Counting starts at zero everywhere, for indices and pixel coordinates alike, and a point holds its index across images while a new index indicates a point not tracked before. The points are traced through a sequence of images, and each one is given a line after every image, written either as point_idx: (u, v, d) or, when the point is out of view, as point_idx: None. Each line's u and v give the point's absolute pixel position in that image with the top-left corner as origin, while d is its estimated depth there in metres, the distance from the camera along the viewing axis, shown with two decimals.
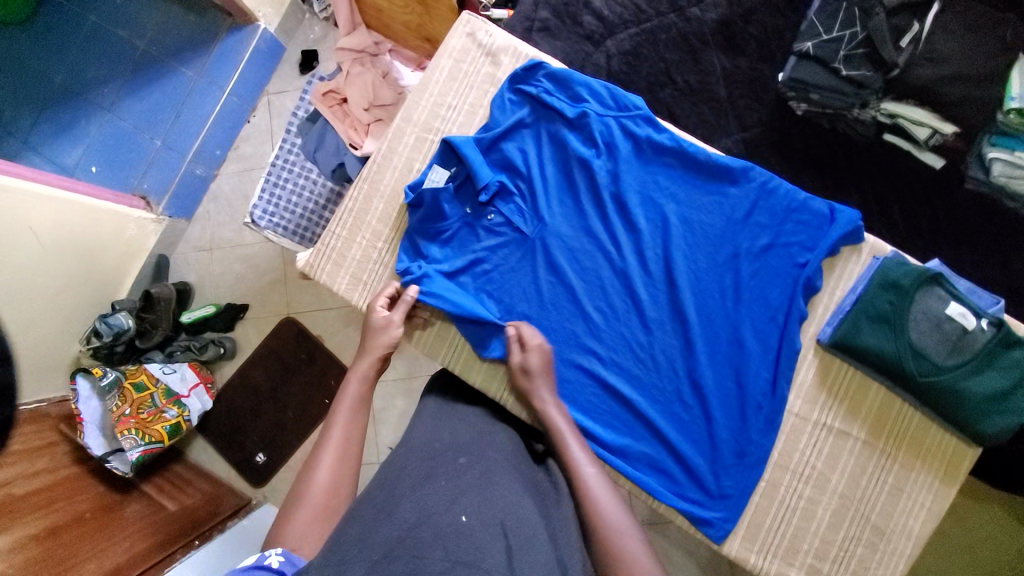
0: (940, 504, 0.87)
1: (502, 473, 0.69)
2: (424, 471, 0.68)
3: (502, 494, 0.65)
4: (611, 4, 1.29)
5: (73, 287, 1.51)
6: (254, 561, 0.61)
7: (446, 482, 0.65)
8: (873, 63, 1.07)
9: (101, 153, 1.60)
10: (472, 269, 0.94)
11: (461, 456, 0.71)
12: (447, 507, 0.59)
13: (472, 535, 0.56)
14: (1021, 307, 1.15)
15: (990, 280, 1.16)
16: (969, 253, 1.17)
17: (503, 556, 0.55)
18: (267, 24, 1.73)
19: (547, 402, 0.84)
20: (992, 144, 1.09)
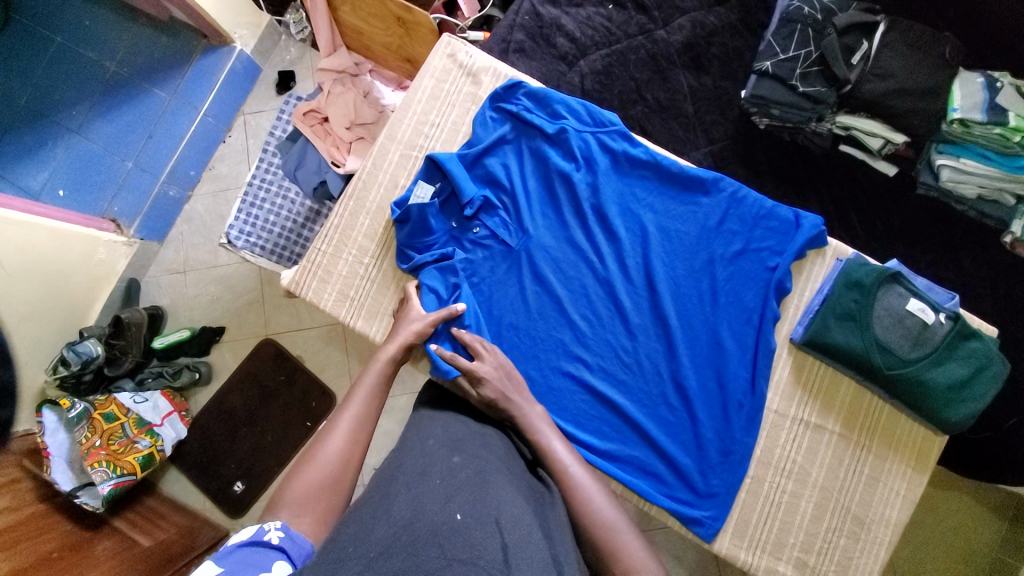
0: (912, 491, 0.92)
1: (496, 474, 0.69)
2: (419, 470, 0.68)
3: (497, 494, 0.64)
4: (583, 27, 1.35)
5: (38, 313, 1.46)
6: (252, 535, 0.60)
7: (441, 481, 0.64)
8: (827, 80, 1.16)
9: (70, 177, 1.56)
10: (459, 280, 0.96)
11: (455, 456, 0.71)
12: (442, 506, 0.59)
13: (467, 533, 0.55)
14: (971, 304, 1.24)
15: (943, 279, 1.24)
16: (922, 255, 1.26)
17: (499, 551, 0.55)
18: (243, 45, 1.74)
19: (526, 411, 0.84)
20: (940, 152, 1.19)
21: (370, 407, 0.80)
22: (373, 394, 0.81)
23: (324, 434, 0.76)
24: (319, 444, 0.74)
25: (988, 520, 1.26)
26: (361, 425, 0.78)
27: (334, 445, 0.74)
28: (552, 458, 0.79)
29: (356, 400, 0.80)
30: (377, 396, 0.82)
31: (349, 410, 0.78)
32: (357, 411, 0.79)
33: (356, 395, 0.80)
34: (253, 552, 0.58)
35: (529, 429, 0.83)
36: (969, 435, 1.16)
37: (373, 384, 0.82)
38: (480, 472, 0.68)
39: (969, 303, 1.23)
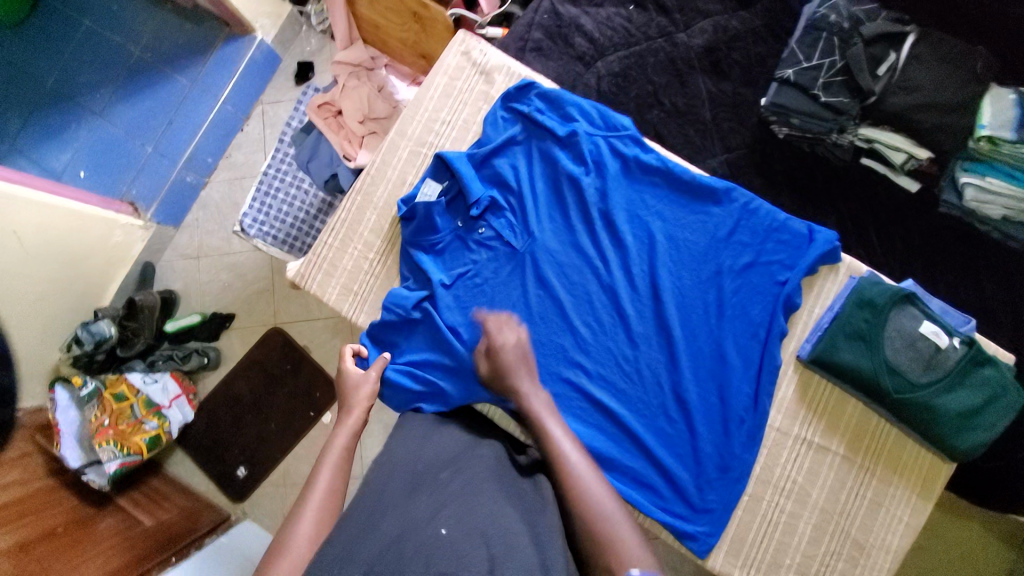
0: (915, 518, 0.89)
1: (485, 485, 0.71)
2: (407, 491, 0.71)
3: (482, 505, 0.66)
4: (602, 27, 1.33)
5: (56, 289, 1.50)
6: None
7: (432, 500, 0.67)
8: (851, 91, 1.13)
9: (90, 157, 1.60)
10: (462, 280, 0.95)
11: (444, 473, 0.74)
12: (427, 522, 0.62)
13: (451, 545, 0.58)
14: (993, 328, 1.19)
15: (964, 301, 1.20)
16: (943, 276, 1.22)
17: (484, 562, 0.56)
18: (263, 35, 1.76)
19: (527, 389, 0.84)
20: (965, 170, 1.15)
21: (333, 482, 0.80)
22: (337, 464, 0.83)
23: (290, 521, 0.74)
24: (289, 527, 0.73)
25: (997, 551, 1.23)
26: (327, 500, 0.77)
27: (302, 525, 0.73)
28: (549, 444, 0.79)
29: (336, 454, 0.85)
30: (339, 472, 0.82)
31: (326, 463, 0.83)
32: (320, 492, 0.78)
33: (321, 474, 0.80)
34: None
35: (531, 412, 0.83)
36: (984, 464, 1.13)
37: (335, 463, 0.82)
38: (471, 485, 0.71)
39: (990, 327, 1.19)
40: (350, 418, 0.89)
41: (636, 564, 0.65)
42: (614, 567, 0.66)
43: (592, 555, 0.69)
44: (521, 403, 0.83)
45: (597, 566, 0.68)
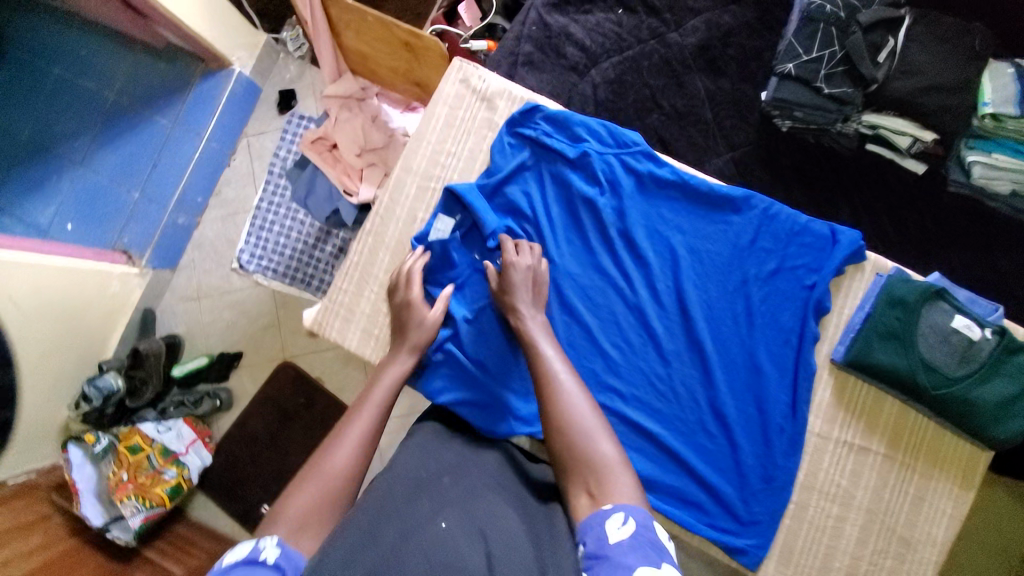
0: (960, 510, 0.89)
1: (487, 490, 0.71)
2: (410, 488, 0.69)
3: (483, 508, 0.66)
4: (593, 34, 1.31)
5: (59, 349, 1.43)
6: (248, 551, 0.59)
7: (428, 500, 0.66)
8: (853, 80, 1.11)
9: (77, 209, 1.54)
10: (484, 317, 0.93)
11: (446, 476, 0.72)
12: (428, 517, 0.62)
13: (451, 541, 0.58)
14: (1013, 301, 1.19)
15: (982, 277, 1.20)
16: (959, 255, 1.21)
17: (482, 559, 0.57)
18: (241, 66, 1.70)
19: (526, 317, 0.84)
20: (971, 148, 1.15)
21: (377, 422, 0.77)
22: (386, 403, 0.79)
23: (327, 445, 0.73)
24: (324, 452, 0.72)
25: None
26: (370, 437, 0.75)
27: (342, 456, 0.71)
28: (541, 364, 0.78)
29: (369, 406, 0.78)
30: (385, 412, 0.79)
31: (360, 417, 0.76)
32: (365, 425, 0.75)
33: (364, 407, 0.77)
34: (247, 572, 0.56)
35: (525, 334, 0.82)
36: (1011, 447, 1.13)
37: (382, 402, 0.79)
38: (472, 489, 0.70)
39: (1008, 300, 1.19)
40: (412, 340, 0.87)
41: (616, 494, 0.65)
42: (594, 494, 0.66)
43: (572, 476, 0.69)
44: (517, 326, 0.84)
45: (576, 488, 0.68)
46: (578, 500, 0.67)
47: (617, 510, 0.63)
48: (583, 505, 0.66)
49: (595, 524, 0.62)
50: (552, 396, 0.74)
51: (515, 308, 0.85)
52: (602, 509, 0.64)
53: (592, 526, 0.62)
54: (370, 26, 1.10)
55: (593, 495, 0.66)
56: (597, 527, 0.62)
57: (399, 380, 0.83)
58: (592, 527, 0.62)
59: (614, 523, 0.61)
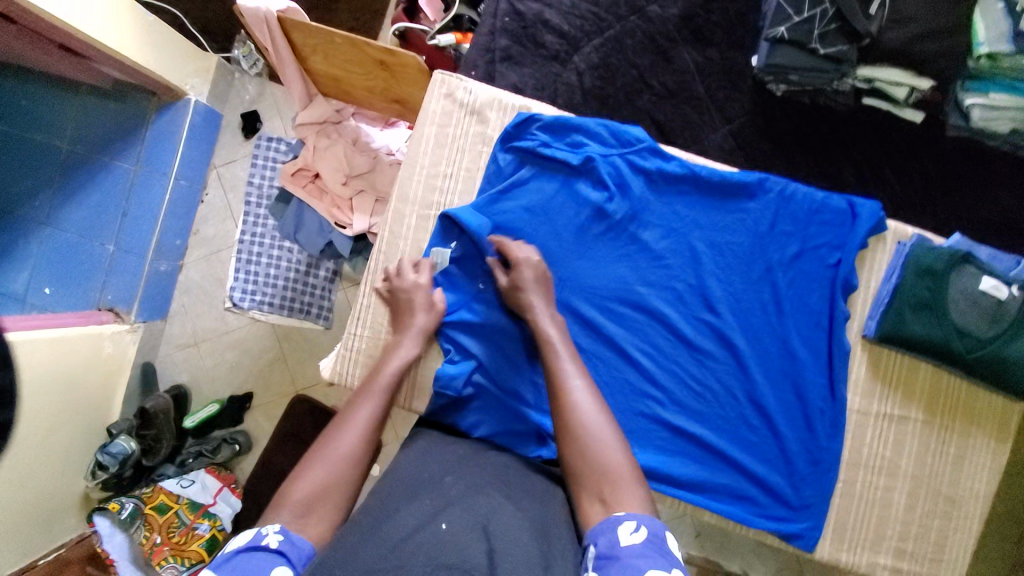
0: (999, 462, 0.90)
1: (490, 486, 0.68)
2: (409, 491, 0.67)
3: (486, 503, 0.63)
4: (569, 18, 1.23)
5: (63, 425, 1.29)
6: (251, 539, 0.58)
7: (430, 499, 0.64)
8: (846, 36, 1.06)
9: (53, 272, 1.39)
10: (495, 343, 0.90)
11: (448, 475, 0.70)
12: (429, 518, 0.59)
13: (452, 541, 0.56)
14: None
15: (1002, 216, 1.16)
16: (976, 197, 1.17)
17: (484, 557, 0.54)
18: (198, 96, 1.47)
19: (541, 315, 0.82)
20: (966, 90, 1.11)
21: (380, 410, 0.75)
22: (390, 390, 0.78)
23: (332, 430, 0.72)
24: (329, 438, 0.71)
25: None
26: (374, 425, 0.74)
27: (346, 440, 0.70)
28: (553, 367, 0.75)
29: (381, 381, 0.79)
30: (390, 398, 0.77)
31: (373, 393, 0.77)
32: (370, 412, 0.74)
33: (370, 394, 0.76)
34: (250, 557, 0.56)
35: (539, 333, 0.80)
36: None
37: (386, 388, 0.78)
38: (473, 484, 0.68)
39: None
40: (417, 324, 0.86)
41: (627, 500, 0.63)
42: (607, 500, 0.64)
43: (584, 480, 0.67)
44: (533, 325, 0.81)
45: (588, 492, 0.66)
46: (589, 506, 0.66)
47: (629, 517, 0.61)
48: (596, 512, 0.64)
49: (606, 529, 0.61)
50: (566, 401, 0.72)
51: (528, 306, 0.83)
52: (614, 515, 0.62)
53: (604, 530, 0.61)
54: (339, 47, 1.08)
55: (606, 501, 0.64)
56: (609, 532, 0.60)
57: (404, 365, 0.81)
58: (603, 532, 0.60)
59: (625, 529, 0.59)
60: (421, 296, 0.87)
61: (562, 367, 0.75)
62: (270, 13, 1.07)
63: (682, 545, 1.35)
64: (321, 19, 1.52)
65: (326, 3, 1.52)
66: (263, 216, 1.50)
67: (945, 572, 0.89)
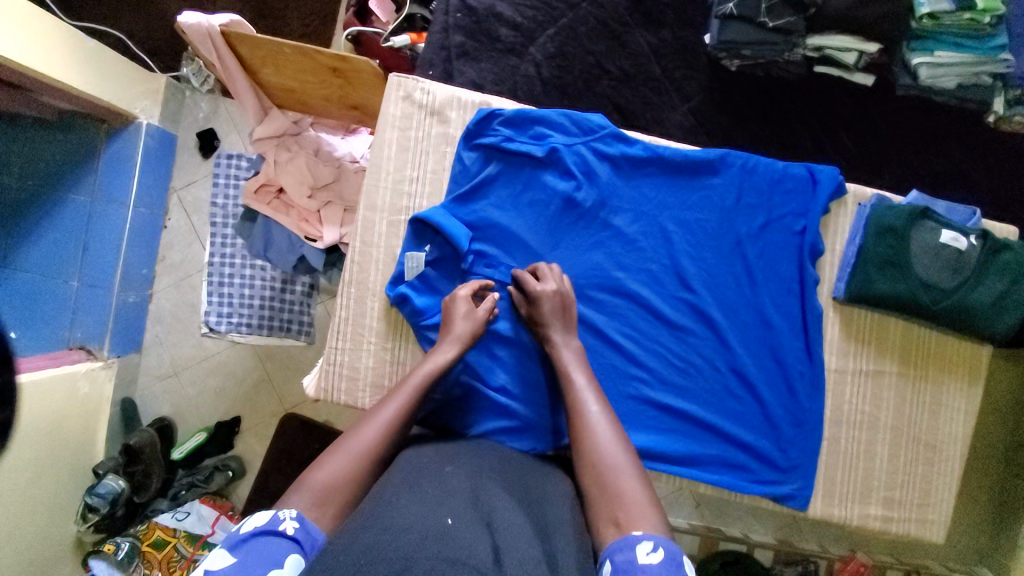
0: (972, 404, 0.94)
1: (489, 481, 0.68)
2: (407, 482, 0.65)
3: (488, 502, 0.63)
4: (521, 10, 1.22)
5: (45, 473, 1.23)
6: (267, 521, 0.60)
7: (432, 492, 0.63)
8: (794, 8, 1.07)
9: (16, 314, 1.27)
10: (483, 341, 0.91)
11: (447, 467, 0.69)
12: (433, 512, 0.58)
13: (457, 536, 0.54)
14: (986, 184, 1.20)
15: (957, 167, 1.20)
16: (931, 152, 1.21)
17: (489, 555, 0.53)
18: (149, 117, 1.42)
19: (558, 343, 0.84)
20: (913, 51, 1.11)
21: (408, 412, 0.74)
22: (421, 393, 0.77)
23: (359, 424, 0.72)
24: (354, 432, 0.71)
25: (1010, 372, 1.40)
26: (399, 426, 0.73)
27: (370, 434, 0.71)
28: (572, 392, 0.78)
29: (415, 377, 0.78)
30: (419, 400, 0.76)
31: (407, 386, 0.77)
32: (398, 411, 0.74)
33: (400, 394, 0.76)
34: (265, 542, 0.57)
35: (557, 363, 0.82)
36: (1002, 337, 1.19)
37: (416, 389, 0.77)
38: (473, 481, 0.67)
39: (980, 185, 1.20)
40: (457, 330, 0.84)
41: (644, 522, 0.62)
42: (621, 522, 0.63)
43: (600, 504, 0.66)
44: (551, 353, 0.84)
45: (603, 518, 0.65)
46: (603, 529, 0.64)
47: (645, 537, 0.60)
48: (609, 534, 0.63)
49: (623, 546, 0.59)
50: (584, 431, 0.73)
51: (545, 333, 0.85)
52: (630, 534, 0.60)
53: (621, 546, 0.59)
54: (291, 57, 1.05)
55: (620, 523, 0.63)
56: (625, 550, 0.59)
57: (438, 371, 0.80)
58: (619, 550, 0.59)
59: (642, 549, 0.58)
60: (463, 308, 0.85)
61: (582, 392, 0.77)
62: (214, 27, 1.04)
63: (683, 518, 1.38)
64: (270, 28, 1.48)
65: (273, 12, 1.48)
66: (231, 235, 1.46)
67: (931, 513, 0.93)
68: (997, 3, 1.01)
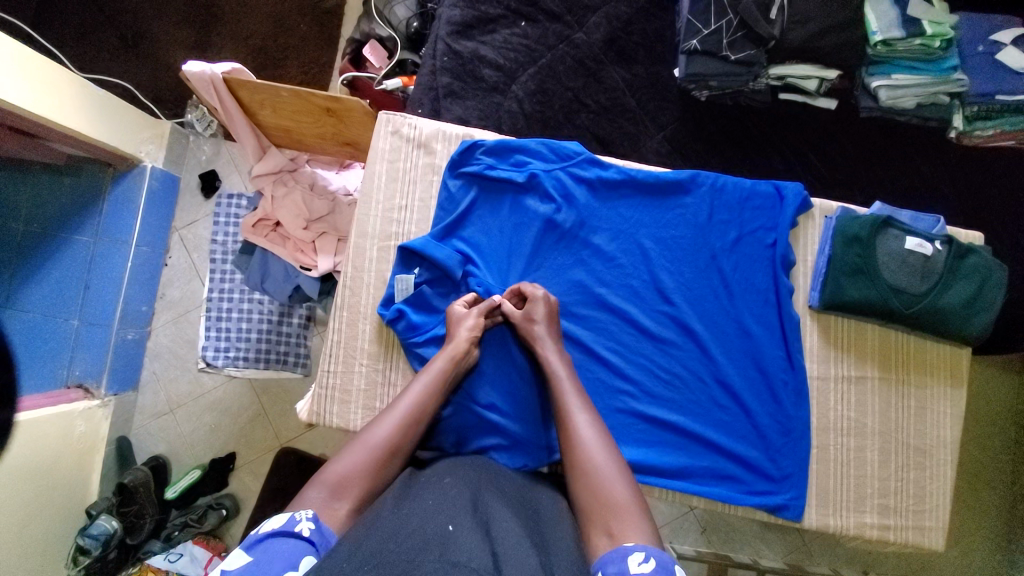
0: (957, 406, 0.96)
1: (489, 491, 0.69)
2: (408, 493, 0.68)
3: (486, 509, 0.64)
4: (503, 51, 1.29)
5: (37, 514, 1.22)
6: (285, 523, 0.62)
7: (433, 500, 0.64)
8: (753, 42, 1.14)
9: (22, 347, 1.29)
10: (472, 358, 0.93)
11: (446, 477, 0.71)
12: (433, 519, 0.60)
13: (457, 540, 0.56)
14: (958, 199, 1.25)
15: (927, 185, 1.25)
16: (899, 171, 1.26)
17: (489, 558, 0.54)
18: (153, 160, 1.49)
19: (550, 353, 0.86)
20: (872, 75, 1.18)
21: (421, 412, 0.79)
22: (435, 395, 0.81)
23: (376, 420, 0.77)
24: (370, 428, 0.76)
25: (1002, 380, 1.40)
26: (411, 427, 0.77)
27: (384, 430, 0.75)
28: (563, 403, 0.80)
29: (420, 381, 0.82)
30: (432, 400, 0.81)
31: (413, 390, 0.81)
32: (413, 410, 0.78)
33: (416, 395, 0.80)
34: (282, 542, 0.60)
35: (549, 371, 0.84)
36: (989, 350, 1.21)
37: (426, 390, 0.81)
38: (472, 489, 0.69)
39: (952, 199, 1.25)
40: (463, 334, 0.87)
41: (635, 531, 0.64)
42: (614, 532, 0.64)
43: (593, 515, 0.68)
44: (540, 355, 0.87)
45: (596, 528, 0.66)
46: (596, 540, 0.65)
47: (636, 548, 0.61)
48: (602, 544, 0.64)
49: (614, 558, 0.60)
50: (572, 445, 0.75)
51: (539, 343, 0.87)
52: (622, 545, 0.62)
53: (612, 558, 0.60)
54: (287, 100, 1.13)
55: (613, 534, 0.64)
56: (617, 561, 0.60)
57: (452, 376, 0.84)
58: (611, 561, 0.60)
59: (634, 559, 0.59)
60: (470, 321, 0.88)
61: (571, 403, 0.79)
62: (217, 75, 1.12)
63: (689, 545, 1.35)
64: (271, 76, 1.58)
65: (274, 61, 1.59)
66: (230, 271, 1.51)
67: (928, 520, 0.93)
68: (946, 30, 1.11)
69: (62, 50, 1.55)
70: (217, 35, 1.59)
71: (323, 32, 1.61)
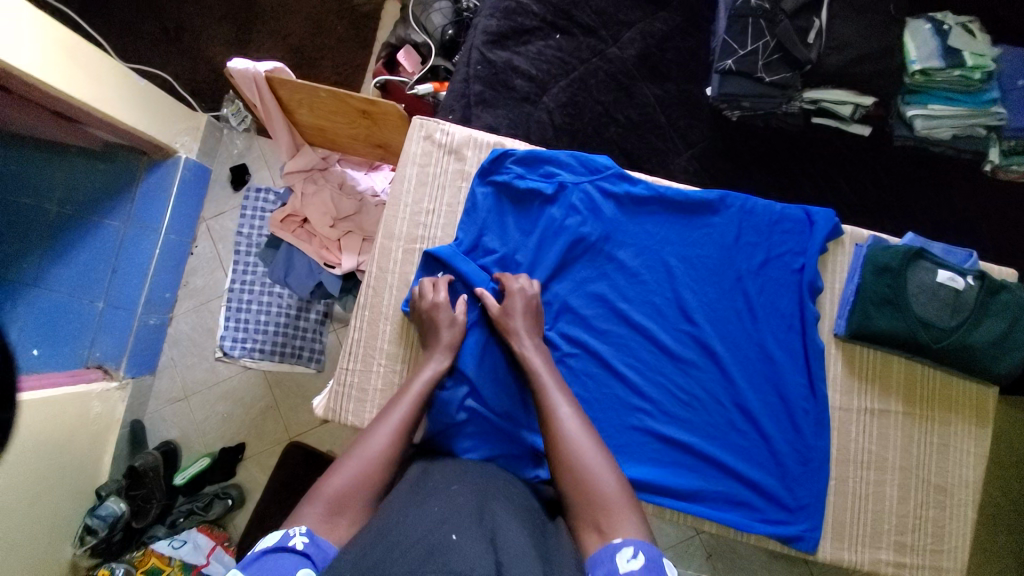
0: (982, 446, 0.93)
1: (495, 501, 0.69)
2: (416, 501, 0.67)
3: (493, 518, 0.63)
4: (537, 62, 1.30)
5: (50, 489, 1.24)
6: (279, 539, 0.62)
7: (438, 509, 0.64)
8: (789, 65, 1.13)
9: (36, 334, 1.30)
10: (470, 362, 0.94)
11: (453, 485, 0.71)
12: (437, 528, 0.59)
13: (461, 550, 0.55)
14: (990, 234, 1.22)
15: (959, 219, 1.23)
16: (931, 203, 1.24)
17: (490, 566, 0.54)
18: (187, 152, 1.52)
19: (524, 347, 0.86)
20: (908, 104, 1.18)
21: (413, 418, 0.79)
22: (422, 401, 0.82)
23: (368, 431, 0.77)
24: (366, 439, 0.76)
25: None
26: (402, 434, 0.77)
27: (378, 443, 0.75)
28: (542, 398, 0.79)
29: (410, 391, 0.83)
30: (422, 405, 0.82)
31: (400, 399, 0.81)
32: (401, 419, 0.78)
33: (407, 401, 0.80)
34: (276, 558, 0.60)
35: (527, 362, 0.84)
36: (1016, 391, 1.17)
37: (418, 395, 0.82)
38: (480, 498, 0.68)
39: (984, 235, 1.22)
40: (443, 340, 0.89)
41: (624, 527, 0.63)
42: (603, 529, 0.64)
43: (582, 513, 0.67)
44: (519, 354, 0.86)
45: (586, 525, 0.66)
46: (587, 539, 0.65)
47: (625, 544, 0.61)
48: (592, 542, 0.63)
49: (605, 558, 0.60)
50: (557, 441, 0.74)
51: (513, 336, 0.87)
52: (612, 543, 0.62)
53: (602, 558, 0.60)
54: (325, 101, 1.15)
55: (603, 531, 0.64)
56: (606, 562, 0.59)
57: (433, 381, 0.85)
58: (602, 562, 0.60)
59: (622, 555, 0.59)
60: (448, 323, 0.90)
61: (551, 394, 0.79)
62: (259, 72, 1.14)
63: (693, 570, 1.32)
64: (306, 76, 1.62)
65: (310, 61, 1.62)
66: (252, 263, 1.53)
67: (946, 561, 0.90)
68: (986, 61, 1.10)
69: (109, 41, 1.60)
70: (256, 34, 1.63)
71: (360, 35, 1.64)
